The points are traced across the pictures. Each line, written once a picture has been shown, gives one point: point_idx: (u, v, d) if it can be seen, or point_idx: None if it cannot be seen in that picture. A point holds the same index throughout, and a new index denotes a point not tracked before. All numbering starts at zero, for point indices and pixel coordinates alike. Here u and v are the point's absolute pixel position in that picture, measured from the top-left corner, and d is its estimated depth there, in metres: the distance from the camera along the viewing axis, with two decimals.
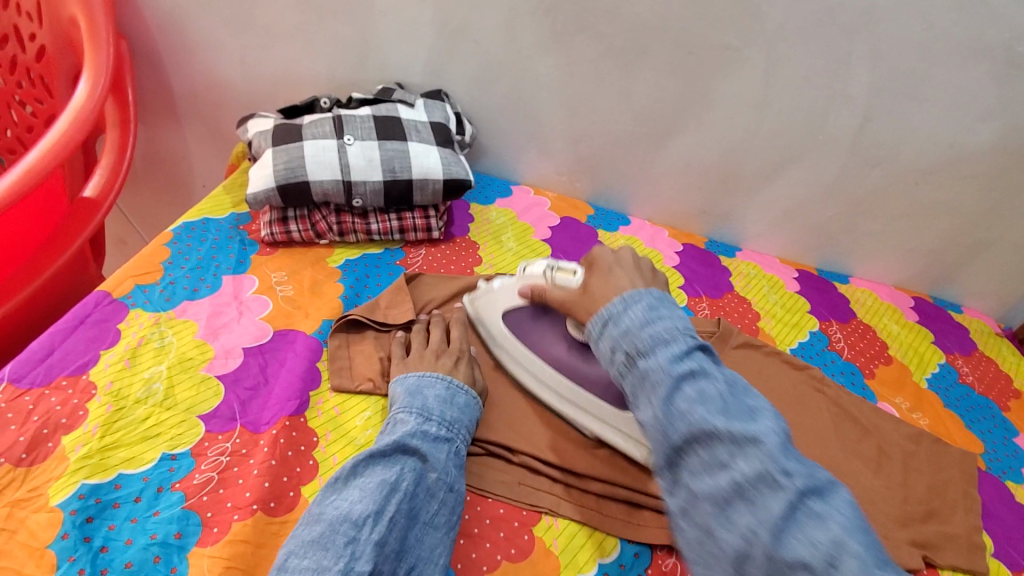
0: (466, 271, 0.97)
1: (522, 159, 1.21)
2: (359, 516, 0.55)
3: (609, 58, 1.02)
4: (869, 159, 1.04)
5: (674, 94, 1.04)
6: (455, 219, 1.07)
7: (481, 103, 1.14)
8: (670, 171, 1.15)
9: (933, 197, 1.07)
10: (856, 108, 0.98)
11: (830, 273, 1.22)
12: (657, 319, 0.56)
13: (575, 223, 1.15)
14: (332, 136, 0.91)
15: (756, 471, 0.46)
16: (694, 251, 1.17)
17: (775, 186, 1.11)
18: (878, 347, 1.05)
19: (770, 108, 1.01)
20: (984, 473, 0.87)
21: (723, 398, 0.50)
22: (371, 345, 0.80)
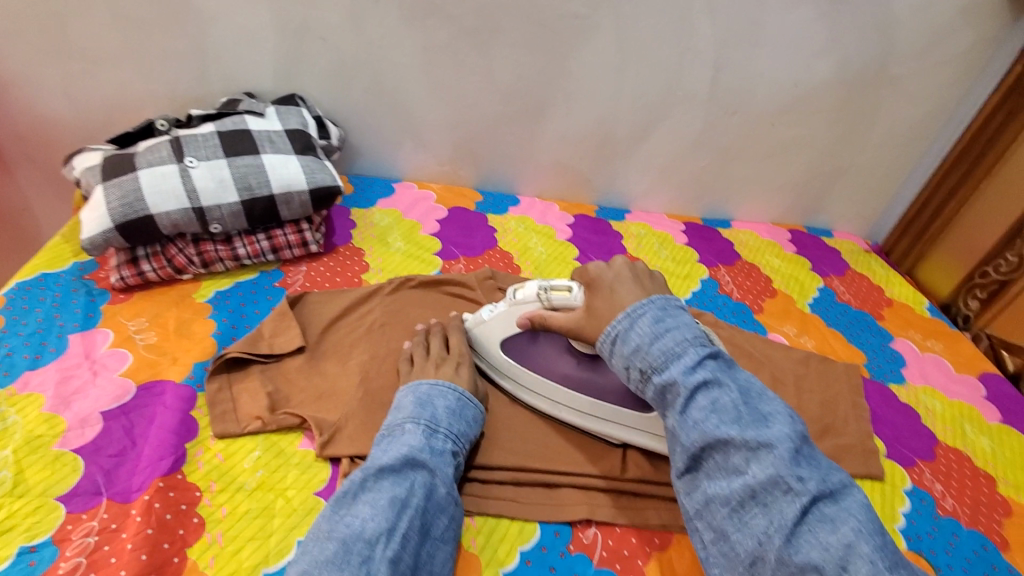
0: (354, 281, 0.94)
1: (399, 155, 1.15)
2: (371, 534, 0.55)
3: (464, 39, 1.00)
4: (725, 108, 1.11)
5: (536, 69, 1.04)
6: (336, 228, 1.02)
7: (345, 104, 1.08)
8: (552, 145, 1.15)
9: (789, 134, 1.17)
10: (706, 60, 1.04)
11: (713, 220, 1.30)
12: (664, 332, 0.60)
13: (464, 211, 1.13)
14: (171, 161, 0.83)
15: (768, 476, 0.52)
16: (586, 221, 1.18)
17: (649, 144, 1.16)
18: (763, 283, 1.12)
19: (630, 70, 1.05)
20: (869, 382, 0.95)
21: (738, 407, 0.56)
22: (257, 381, 0.75)
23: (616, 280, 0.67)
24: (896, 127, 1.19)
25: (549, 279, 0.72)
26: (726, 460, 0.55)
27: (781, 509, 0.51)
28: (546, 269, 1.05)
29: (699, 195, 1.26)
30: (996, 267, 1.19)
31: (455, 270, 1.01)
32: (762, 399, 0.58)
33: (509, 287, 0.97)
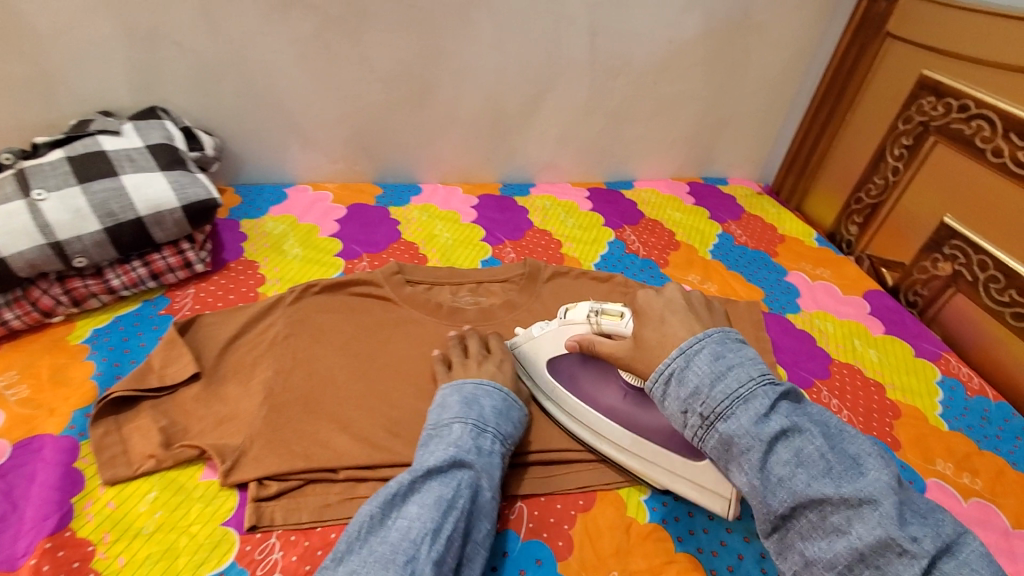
0: (250, 295, 0.83)
1: (284, 157, 1.05)
2: (415, 535, 0.51)
3: (411, 29, 0.96)
4: (610, 69, 1.09)
5: (488, 44, 1.01)
6: (225, 242, 0.91)
7: (217, 110, 0.97)
8: (550, 120, 1.13)
9: (672, 90, 1.15)
10: (580, 26, 1.02)
11: (712, 178, 1.33)
12: (728, 370, 0.52)
13: (493, 196, 1.14)
14: (17, 197, 0.72)
15: (876, 539, 0.45)
16: (599, 193, 1.21)
17: (660, 99, 1.15)
18: (770, 231, 1.17)
19: (508, 44, 1.01)
20: (870, 292, 1.02)
21: (826, 457, 0.49)
22: (147, 417, 0.65)
23: None
24: (768, 73, 1.17)
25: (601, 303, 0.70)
26: (823, 517, 0.48)
27: (898, 572, 0.45)
28: (581, 238, 1.06)
29: (601, 160, 1.23)
30: (867, 190, 1.10)
31: (507, 256, 0.99)
32: None
33: (418, 280, 0.89)
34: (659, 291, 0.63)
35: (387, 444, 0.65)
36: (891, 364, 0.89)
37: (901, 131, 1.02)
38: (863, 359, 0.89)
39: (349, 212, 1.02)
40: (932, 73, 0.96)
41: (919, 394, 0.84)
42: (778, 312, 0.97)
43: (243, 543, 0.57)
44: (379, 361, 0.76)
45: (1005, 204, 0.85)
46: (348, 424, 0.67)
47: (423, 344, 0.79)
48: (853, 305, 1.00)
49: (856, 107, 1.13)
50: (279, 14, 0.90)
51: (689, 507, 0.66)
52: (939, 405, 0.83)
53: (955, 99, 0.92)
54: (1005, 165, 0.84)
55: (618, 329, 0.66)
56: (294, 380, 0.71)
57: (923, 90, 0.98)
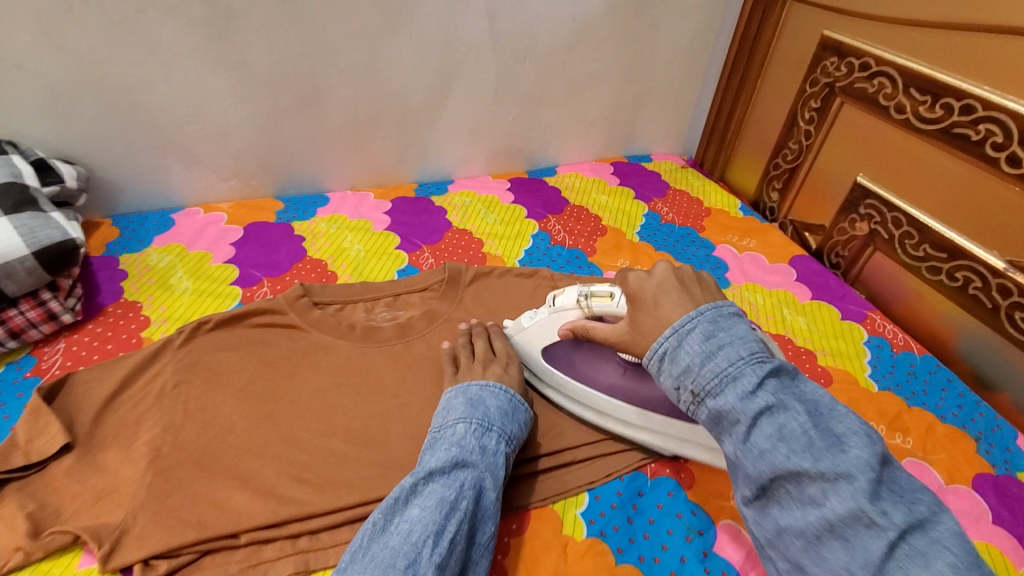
0: (132, 342, 0.74)
1: (170, 181, 0.96)
2: (418, 538, 0.48)
3: (288, 27, 0.87)
4: (515, 55, 1.03)
5: (377, 37, 0.93)
6: (100, 284, 0.81)
7: (79, 137, 0.86)
8: (458, 114, 1.07)
9: (584, 70, 1.10)
10: (477, 9, 0.95)
11: (636, 156, 1.30)
12: (718, 349, 0.50)
13: (408, 198, 1.08)
14: None
15: (848, 512, 0.43)
16: (519, 183, 1.16)
17: (567, 82, 1.11)
18: (696, 205, 1.15)
19: (402, 34, 0.94)
20: (797, 259, 1.02)
21: (808, 432, 0.46)
22: (10, 504, 0.57)
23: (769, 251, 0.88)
24: (679, 45, 1.14)
25: (589, 285, 0.68)
26: (800, 490, 0.46)
27: (865, 545, 0.42)
28: (503, 235, 1.01)
29: (520, 149, 1.18)
30: (784, 155, 1.09)
31: (424, 262, 0.93)
32: (839, 412, 0.49)
33: (326, 300, 0.82)
34: (650, 272, 0.60)
35: (297, 495, 0.59)
36: (820, 329, 0.89)
37: (810, 93, 1.02)
38: (792, 328, 0.89)
39: (246, 233, 0.93)
40: (832, 34, 0.96)
41: (848, 357, 0.85)
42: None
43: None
44: (281, 399, 0.69)
45: (910, 160, 0.85)
46: (249, 479, 0.60)
47: (333, 373, 0.73)
48: (780, 273, 0.99)
49: (766, 73, 1.12)
50: (129, 22, 0.79)
51: (628, 513, 0.63)
52: (868, 367, 0.83)
53: (856, 58, 0.91)
54: (907, 122, 0.84)
55: (610, 310, 0.64)
56: (186, 435, 0.64)
57: (826, 52, 0.97)
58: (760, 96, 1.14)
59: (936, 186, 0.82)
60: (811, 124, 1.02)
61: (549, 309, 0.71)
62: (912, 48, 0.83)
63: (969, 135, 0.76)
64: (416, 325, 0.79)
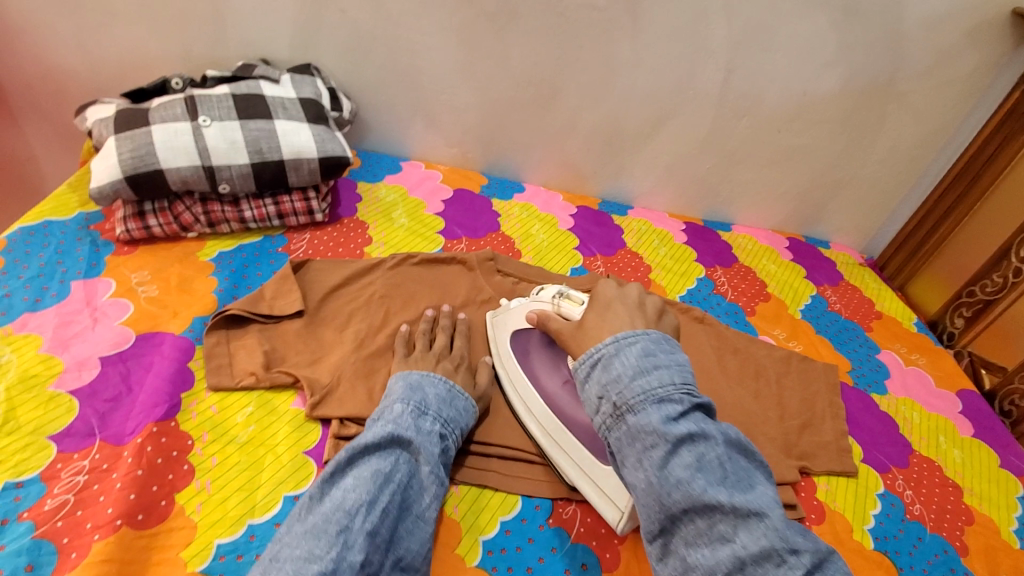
0: (356, 253, 0.89)
1: (408, 134, 1.13)
2: (351, 506, 0.52)
3: (553, 38, 0.99)
4: (736, 111, 1.08)
5: (621, 65, 1.02)
6: (342, 199, 0.98)
7: (359, 80, 1.05)
8: (661, 151, 1.14)
9: (795, 143, 1.13)
10: (719, 62, 1.02)
11: (814, 240, 1.30)
12: (652, 368, 0.56)
13: (591, 209, 1.16)
14: (185, 119, 0.79)
15: (761, 549, 0.47)
16: (695, 228, 1.20)
17: (773, 150, 1.14)
18: (867, 305, 1.13)
19: (644, 65, 1.02)
20: (966, 392, 0.97)
21: (722, 466, 0.52)
22: (253, 338, 0.72)
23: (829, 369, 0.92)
24: (897, 147, 1.13)
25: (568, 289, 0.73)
26: (711, 526, 0.50)
27: None
28: (671, 269, 1.06)
29: (703, 198, 1.22)
30: (982, 285, 1.09)
31: (595, 268, 1.01)
32: (746, 455, 0.56)
33: (508, 271, 0.92)
34: (620, 286, 0.69)
35: None
36: (973, 468, 0.85)
37: None
38: (946, 457, 0.85)
39: (455, 195, 1.07)
40: None
41: (996, 505, 0.80)
42: (863, 388, 0.93)
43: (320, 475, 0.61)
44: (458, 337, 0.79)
45: None
46: None
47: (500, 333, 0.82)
48: (945, 399, 0.95)
49: (988, 199, 1.10)
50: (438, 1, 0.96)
51: None
52: (1017, 522, 0.79)
53: None
54: None
55: (570, 312, 0.69)
56: (383, 337, 0.76)
57: None
58: (973, 221, 1.13)
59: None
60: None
61: (530, 299, 0.76)
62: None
63: None
64: None
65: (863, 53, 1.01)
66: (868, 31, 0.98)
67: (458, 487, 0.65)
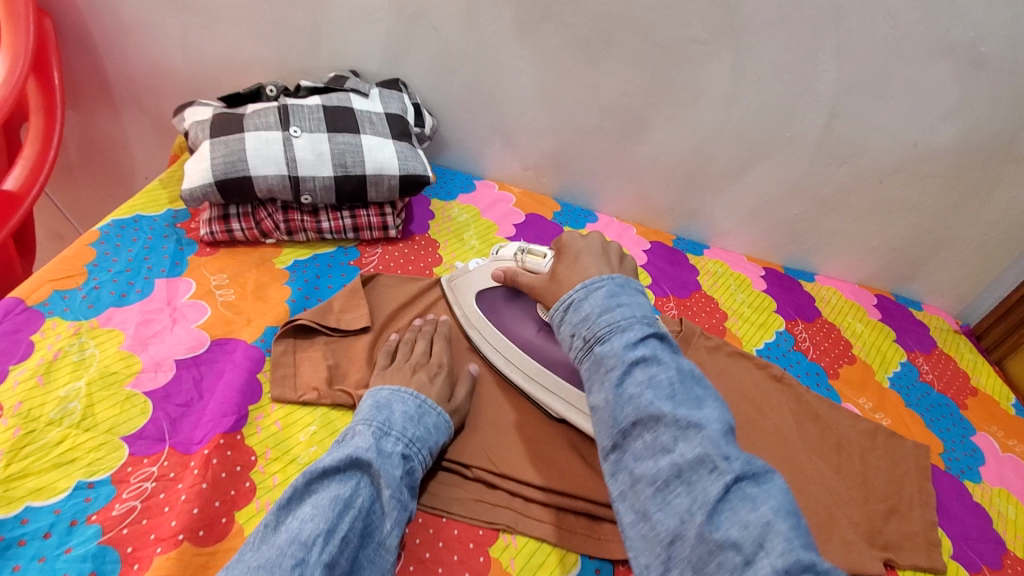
0: (425, 272, 0.88)
1: (485, 153, 1.12)
2: (307, 536, 0.47)
3: (645, 69, 0.96)
4: (834, 158, 1.01)
5: (713, 101, 0.98)
6: (415, 216, 0.97)
7: (443, 96, 1.05)
8: (746, 192, 1.09)
9: (896, 195, 1.04)
10: (822, 105, 0.95)
11: (904, 299, 1.20)
12: (615, 306, 0.56)
13: (665, 245, 1.12)
14: (277, 128, 0.80)
15: (696, 456, 0.46)
16: (775, 275, 1.13)
17: (870, 201, 1.06)
18: (961, 378, 1.03)
19: (739, 103, 0.97)
20: None
21: (672, 385, 0.51)
22: (319, 352, 0.71)
23: (919, 449, 0.84)
24: (1014, 209, 1.03)
25: (528, 244, 0.74)
26: (654, 438, 0.48)
27: (705, 487, 0.45)
28: (747, 318, 1.00)
29: (784, 243, 1.15)
30: None
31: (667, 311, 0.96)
32: (700, 382, 0.53)
33: None
34: (583, 236, 0.67)
35: (516, 461, 0.68)
36: None
37: None
38: None
39: (527, 220, 1.05)
40: None
41: None
42: (956, 474, 0.85)
43: None
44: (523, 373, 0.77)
45: None
46: None
47: None
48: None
49: None
50: (531, 24, 0.94)
51: None
52: None
53: None
54: None
55: (535, 265, 0.70)
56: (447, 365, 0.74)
57: None
58: None
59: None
60: None
61: (490, 259, 0.77)
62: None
63: None
64: None
65: (988, 107, 0.92)
66: (996, 83, 0.90)
67: (516, 538, 0.61)
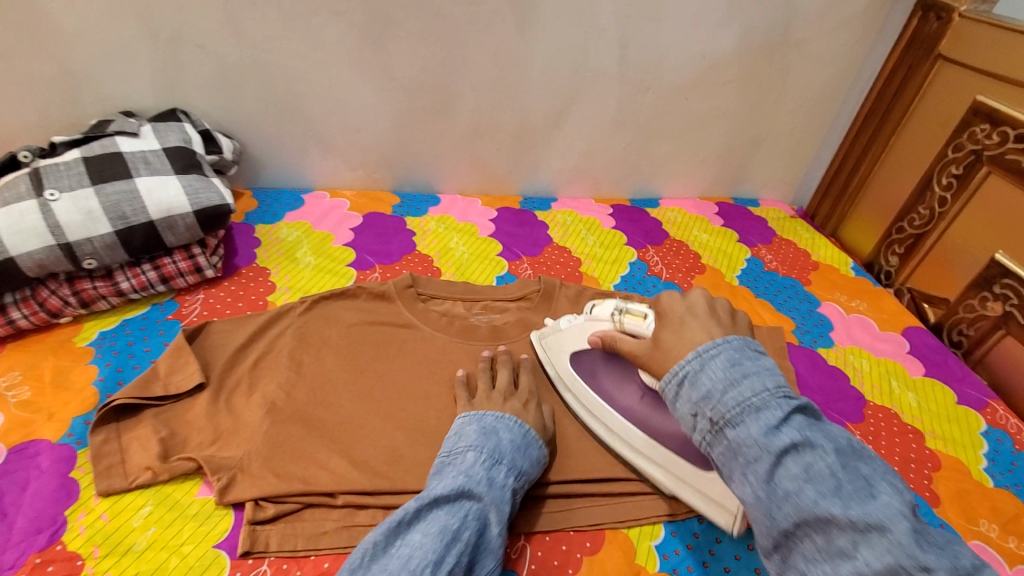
0: (259, 304, 0.82)
1: (306, 164, 1.06)
2: (416, 565, 0.48)
3: (434, 42, 0.94)
4: (639, 85, 1.05)
5: (510, 57, 0.98)
6: (238, 247, 0.91)
7: (239, 115, 0.97)
8: (574, 137, 1.10)
9: (705, 107, 1.10)
10: (611, 38, 0.98)
11: (743, 199, 1.28)
12: (742, 378, 0.47)
13: (513, 209, 1.12)
14: (29, 195, 0.71)
15: (887, 567, 0.39)
16: (622, 209, 1.17)
17: (685, 118, 1.11)
18: (802, 257, 1.11)
19: (536, 54, 0.98)
20: (910, 329, 0.95)
21: (837, 474, 0.43)
22: (148, 427, 0.64)
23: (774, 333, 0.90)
24: (807, 94, 1.11)
25: (626, 302, 0.68)
26: (828, 541, 0.42)
27: None
28: (601, 257, 1.02)
29: (625, 177, 1.19)
30: (910, 220, 1.03)
31: (523, 272, 0.96)
32: (864, 458, 0.45)
33: (430, 293, 0.86)
34: (684, 295, 0.59)
35: (388, 471, 0.63)
36: (931, 410, 0.82)
37: (951, 158, 0.96)
38: (901, 403, 0.82)
39: (364, 221, 1.01)
40: (986, 99, 0.90)
41: (962, 444, 0.77)
42: (809, 345, 0.91)
43: (234, 569, 0.55)
44: (383, 377, 0.73)
45: None
46: (347, 446, 0.65)
47: (426, 362, 0.76)
48: (891, 342, 0.93)
49: (901, 132, 1.06)
50: (301, 20, 0.89)
51: (704, 557, 0.62)
52: (984, 459, 0.76)
53: (1010, 127, 0.86)
54: None
55: (639, 329, 0.63)
56: (296, 395, 0.69)
57: (977, 117, 0.91)
58: (892, 155, 1.08)
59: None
60: (948, 191, 0.95)
61: (586, 316, 0.73)
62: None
63: None
64: (509, 331, 0.82)
65: (754, 7, 0.98)
66: None
67: None
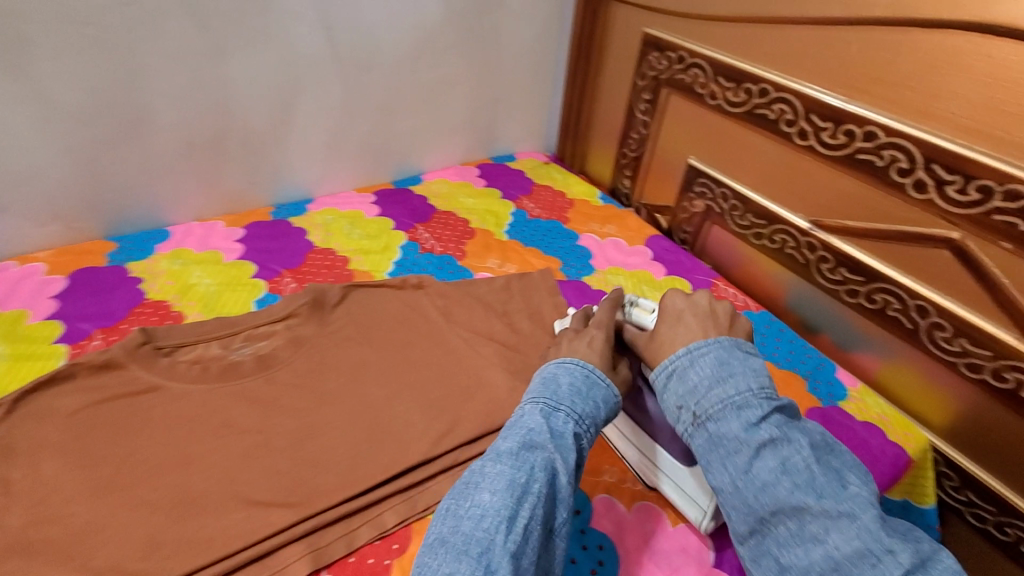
0: None
1: None
2: (490, 525, 0.47)
3: (92, 57, 0.79)
4: (358, 65, 1.01)
5: (198, 59, 0.87)
6: None
7: None
8: (309, 131, 1.03)
9: (434, 76, 1.11)
10: (309, 20, 0.92)
11: (501, 156, 1.33)
12: (728, 376, 0.56)
13: (263, 222, 1.02)
14: None
15: (854, 548, 0.46)
16: (385, 194, 1.14)
17: (418, 90, 1.10)
18: (559, 198, 1.20)
19: (228, 49, 0.88)
20: (652, 239, 1.09)
21: (810, 468, 0.51)
22: None
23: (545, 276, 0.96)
24: (522, 47, 1.18)
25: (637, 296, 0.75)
26: (802, 527, 0.49)
27: None
28: (369, 249, 0.99)
29: (379, 161, 1.15)
30: (629, 145, 1.17)
31: (285, 287, 0.89)
32: (834, 456, 0.54)
33: (172, 344, 0.75)
34: (687, 295, 0.67)
35: (146, 566, 0.54)
36: None
37: (641, 86, 1.09)
38: None
39: (71, 281, 0.84)
40: (650, 31, 1.04)
41: None
42: (575, 278, 0.99)
43: None
44: (127, 459, 0.62)
45: (735, 144, 0.93)
46: (87, 559, 0.54)
47: (179, 424, 0.66)
48: (638, 254, 1.06)
49: (603, 69, 1.18)
50: None
51: None
52: None
53: (673, 52, 1.00)
54: (721, 106, 0.93)
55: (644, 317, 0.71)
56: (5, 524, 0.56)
57: (649, 48, 1.05)
58: (603, 91, 1.20)
59: (897, 119, 0.71)
60: (646, 115, 1.10)
61: None
62: (776, 60, 0.83)
63: (767, 115, 0.86)
64: (277, 356, 0.76)
65: None
66: None
67: None
